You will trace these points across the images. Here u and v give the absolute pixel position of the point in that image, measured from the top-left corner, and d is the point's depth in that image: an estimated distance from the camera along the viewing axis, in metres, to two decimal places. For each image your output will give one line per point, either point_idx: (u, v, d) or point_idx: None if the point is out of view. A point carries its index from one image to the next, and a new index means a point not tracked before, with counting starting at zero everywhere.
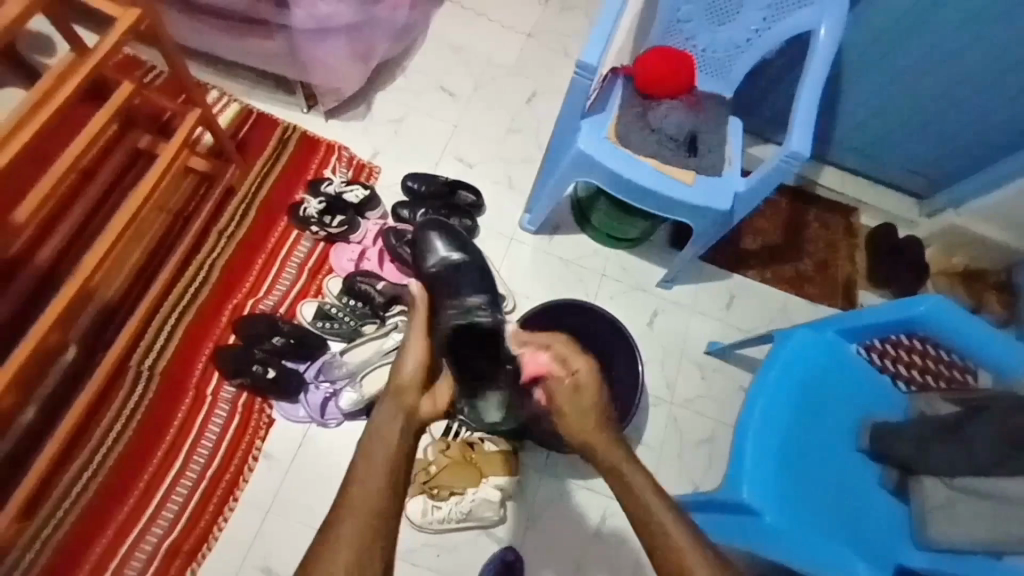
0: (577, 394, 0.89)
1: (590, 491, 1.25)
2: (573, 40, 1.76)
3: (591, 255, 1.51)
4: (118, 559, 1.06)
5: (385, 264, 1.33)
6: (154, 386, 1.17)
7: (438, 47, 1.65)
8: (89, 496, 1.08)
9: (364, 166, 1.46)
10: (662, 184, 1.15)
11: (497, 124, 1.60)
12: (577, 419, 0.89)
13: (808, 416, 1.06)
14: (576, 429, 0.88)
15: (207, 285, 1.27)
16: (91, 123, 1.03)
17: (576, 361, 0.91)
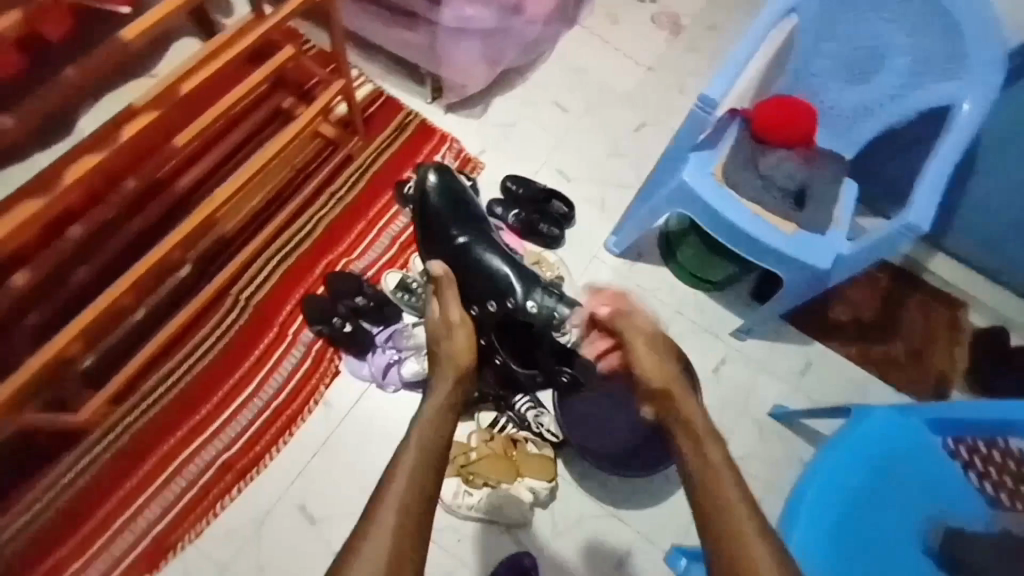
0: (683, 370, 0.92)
1: (618, 520, 1.23)
2: (692, 80, 1.79)
3: (669, 289, 1.50)
4: (180, 460, 1.16)
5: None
6: (246, 315, 1.28)
7: (561, 65, 1.73)
8: (171, 397, 1.20)
9: (469, 160, 1.54)
10: (759, 231, 1.14)
11: (601, 146, 1.64)
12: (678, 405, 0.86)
13: (880, 492, 0.99)
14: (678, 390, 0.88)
15: (310, 238, 1.38)
16: (255, 75, 1.18)
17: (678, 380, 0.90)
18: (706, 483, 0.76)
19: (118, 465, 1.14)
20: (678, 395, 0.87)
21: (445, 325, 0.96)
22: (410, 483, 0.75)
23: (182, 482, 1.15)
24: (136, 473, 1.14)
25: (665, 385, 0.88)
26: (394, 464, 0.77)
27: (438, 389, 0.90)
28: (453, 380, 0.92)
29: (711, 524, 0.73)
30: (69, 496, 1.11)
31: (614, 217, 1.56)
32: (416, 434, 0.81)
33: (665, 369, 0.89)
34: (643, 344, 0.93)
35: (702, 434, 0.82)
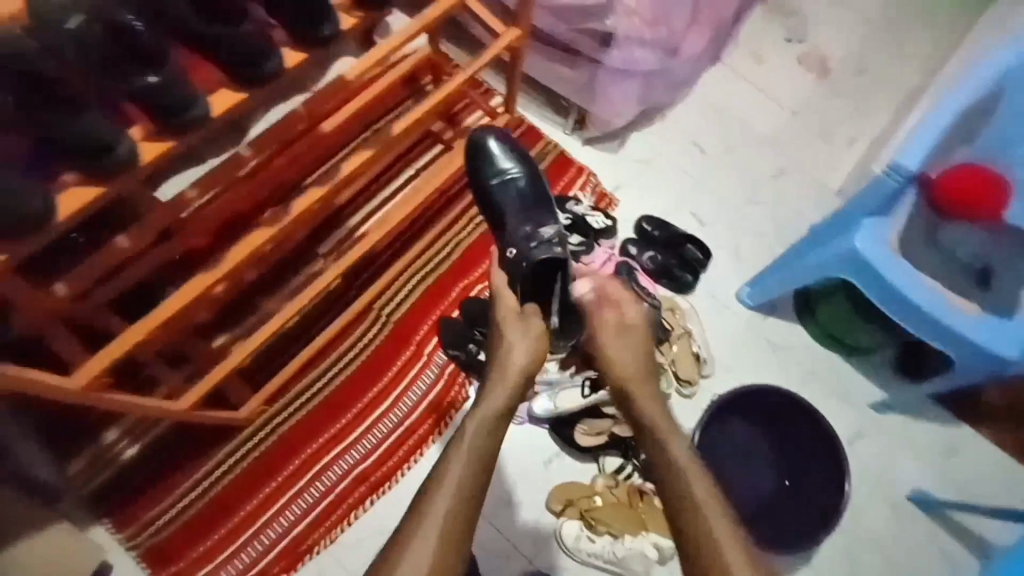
0: (641, 344, 0.99)
1: None
2: (838, 128, 1.70)
3: (803, 349, 1.42)
4: (320, 466, 1.23)
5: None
6: (385, 331, 1.33)
7: (701, 104, 1.69)
8: (314, 405, 1.26)
9: (605, 196, 1.53)
10: (938, 309, 1.06)
11: (738, 191, 1.59)
12: (641, 399, 0.93)
13: None
14: (629, 372, 0.95)
15: (447, 260, 1.41)
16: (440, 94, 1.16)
17: (630, 352, 0.97)
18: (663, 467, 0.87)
19: (264, 463, 1.21)
20: (641, 395, 0.94)
21: (521, 322, 0.97)
22: (445, 519, 0.80)
23: (322, 486, 1.21)
24: (281, 473, 1.21)
25: (630, 380, 0.95)
26: (437, 490, 0.82)
27: (494, 391, 0.91)
28: (509, 388, 0.91)
29: (671, 501, 0.84)
30: (222, 487, 1.19)
31: (748, 266, 1.51)
32: (468, 445, 0.86)
33: (626, 363, 0.95)
34: (616, 340, 0.98)
35: (648, 424, 0.91)
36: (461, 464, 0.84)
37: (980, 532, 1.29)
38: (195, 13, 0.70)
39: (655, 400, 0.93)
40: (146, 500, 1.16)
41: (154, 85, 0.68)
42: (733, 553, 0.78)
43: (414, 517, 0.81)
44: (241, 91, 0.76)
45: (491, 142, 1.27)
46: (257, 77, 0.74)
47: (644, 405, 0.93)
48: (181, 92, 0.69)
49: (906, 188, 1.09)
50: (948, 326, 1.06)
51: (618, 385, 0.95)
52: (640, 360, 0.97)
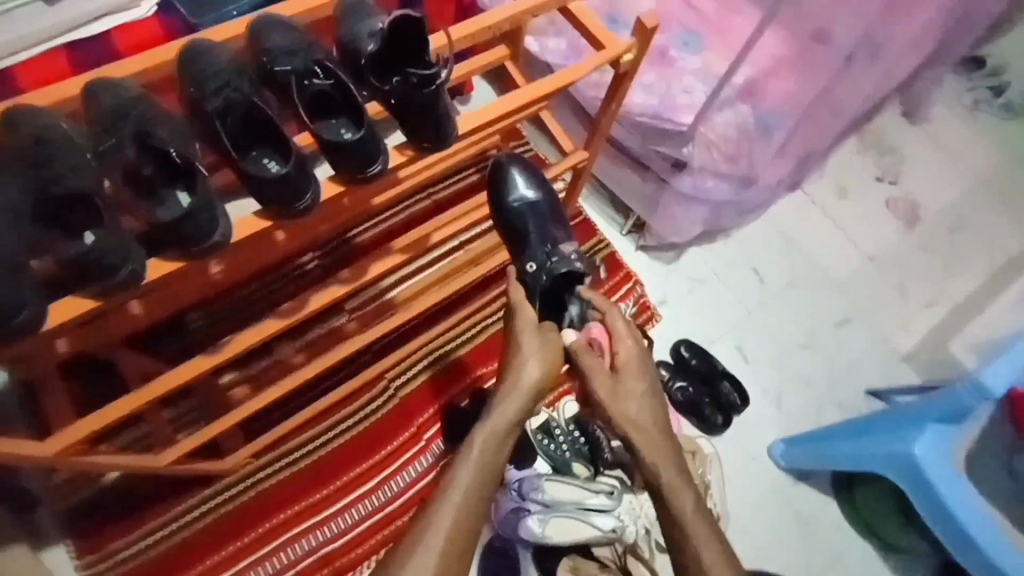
0: (631, 377, 0.86)
1: None
2: (917, 285, 1.57)
3: (832, 530, 1.28)
4: (289, 535, 1.18)
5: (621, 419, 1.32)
6: (389, 405, 1.28)
7: (772, 230, 1.58)
8: (300, 468, 1.22)
9: (648, 309, 1.44)
10: (998, 549, 0.97)
11: (792, 332, 1.48)
12: (648, 448, 0.83)
13: None
14: (629, 417, 0.84)
15: (469, 343, 1.35)
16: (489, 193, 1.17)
17: (632, 382, 0.86)
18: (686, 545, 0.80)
19: (234, 520, 1.17)
20: (648, 448, 0.83)
21: (539, 332, 0.87)
22: (444, 549, 0.75)
23: (289, 556, 1.17)
24: (252, 532, 1.17)
25: (635, 431, 0.84)
26: (437, 520, 0.77)
27: (503, 409, 0.83)
28: (516, 415, 0.83)
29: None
30: (189, 534, 1.15)
31: (788, 418, 1.39)
32: (469, 472, 0.80)
33: (631, 412, 0.84)
34: (617, 383, 0.86)
35: (666, 489, 0.82)
36: (469, 478, 0.79)
37: None
38: (238, 135, 0.67)
39: (665, 458, 0.84)
40: (113, 530, 1.12)
41: (181, 204, 0.63)
42: None
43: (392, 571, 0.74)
44: (267, 218, 0.68)
45: (516, 171, 1.12)
46: (289, 210, 0.65)
47: (648, 459, 0.83)
48: (203, 223, 0.60)
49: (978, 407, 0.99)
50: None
51: (622, 436, 0.84)
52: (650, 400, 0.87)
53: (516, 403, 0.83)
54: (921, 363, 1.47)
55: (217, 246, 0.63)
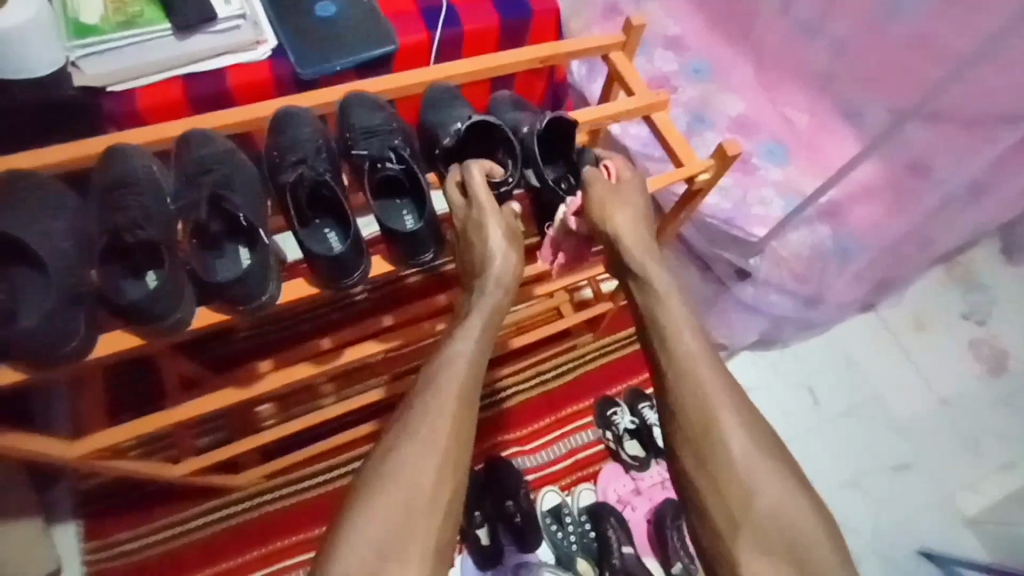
0: (625, 193, 0.81)
1: None
2: (995, 443, 1.41)
3: None
4: (282, 565, 1.17)
5: (639, 527, 1.23)
6: None
7: (835, 350, 1.48)
8: (305, 498, 1.21)
9: None
10: None
11: (841, 465, 1.36)
12: (640, 255, 0.79)
13: None
14: (630, 229, 0.79)
15: (494, 405, 1.28)
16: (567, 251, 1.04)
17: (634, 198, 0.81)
18: (681, 386, 0.76)
19: (232, 537, 1.17)
20: (645, 259, 0.79)
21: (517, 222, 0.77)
22: (444, 440, 0.70)
23: None
24: (246, 552, 1.16)
25: (632, 240, 0.79)
26: (434, 403, 0.70)
27: (507, 260, 0.74)
28: (509, 285, 0.75)
29: (681, 436, 0.76)
30: (187, 541, 1.15)
31: None
32: (466, 352, 0.72)
33: (624, 216, 0.79)
34: (615, 203, 0.79)
35: (658, 306, 0.78)
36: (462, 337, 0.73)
37: None
38: (303, 205, 0.70)
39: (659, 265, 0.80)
40: (121, 520, 1.15)
41: (241, 260, 0.68)
42: (736, 446, 0.74)
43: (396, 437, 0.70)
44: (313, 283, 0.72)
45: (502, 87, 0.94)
46: (337, 285, 0.69)
47: (646, 272, 0.79)
48: (253, 284, 0.64)
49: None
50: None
51: (610, 236, 0.79)
52: (642, 210, 0.81)
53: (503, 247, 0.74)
54: (986, 532, 1.31)
55: (261, 303, 0.67)
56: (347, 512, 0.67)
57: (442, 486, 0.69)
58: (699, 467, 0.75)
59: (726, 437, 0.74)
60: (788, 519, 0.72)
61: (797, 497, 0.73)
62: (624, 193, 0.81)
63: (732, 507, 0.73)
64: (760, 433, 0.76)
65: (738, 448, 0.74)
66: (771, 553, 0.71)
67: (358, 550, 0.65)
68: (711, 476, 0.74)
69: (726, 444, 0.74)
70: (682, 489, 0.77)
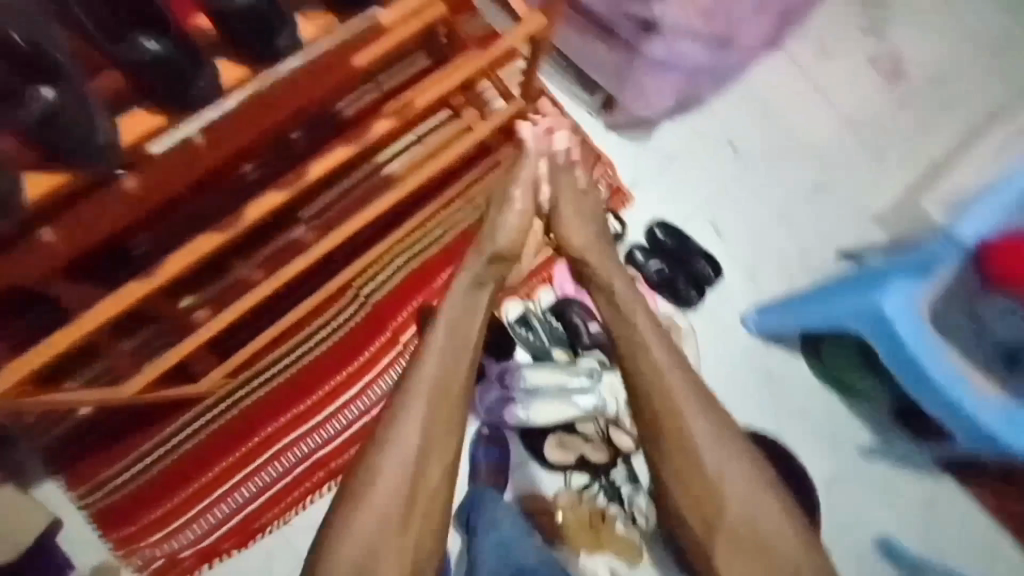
0: (575, 211, 1.16)
1: None
2: (895, 143, 1.52)
3: (802, 385, 1.34)
4: (280, 446, 1.19)
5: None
6: (361, 314, 1.26)
7: (748, 96, 1.49)
8: (278, 383, 1.21)
9: (620, 192, 1.38)
10: (950, 383, 1.02)
11: (767, 203, 1.45)
12: (585, 257, 1.13)
13: None
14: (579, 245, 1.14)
15: (436, 244, 1.32)
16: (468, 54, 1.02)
17: (581, 220, 1.16)
18: (659, 401, 0.97)
19: (221, 439, 1.17)
20: (593, 266, 1.12)
21: (513, 217, 1.13)
22: (422, 420, 0.94)
23: (281, 466, 1.18)
24: (241, 447, 1.18)
25: (584, 252, 1.13)
26: (413, 395, 0.96)
27: (472, 289, 1.08)
28: (478, 311, 1.06)
29: (660, 448, 0.96)
30: (176, 458, 1.15)
31: (763, 288, 1.39)
32: (427, 383, 0.97)
33: (580, 237, 1.14)
34: (573, 219, 1.15)
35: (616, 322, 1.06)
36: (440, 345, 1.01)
37: None
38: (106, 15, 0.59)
39: (610, 269, 1.12)
40: (99, 460, 1.13)
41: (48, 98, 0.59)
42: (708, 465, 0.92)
43: (392, 422, 0.95)
44: (158, 112, 0.67)
45: None
46: (186, 108, 0.66)
47: (597, 279, 1.11)
48: (81, 131, 0.61)
49: (953, 267, 1.05)
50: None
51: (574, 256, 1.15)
52: (584, 222, 1.16)
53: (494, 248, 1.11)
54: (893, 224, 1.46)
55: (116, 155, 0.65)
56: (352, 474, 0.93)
57: (412, 478, 0.91)
58: (679, 485, 0.93)
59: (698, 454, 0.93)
60: (757, 529, 0.89)
61: (762, 500, 0.91)
62: (574, 216, 1.16)
63: (706, 513, 0.91)
64: (722, 447, 0.94)
65: (710, 463, 0.92)
66: (745, 553, 0.88)
67: (355, 512, 0.89)
68: (686, 483, 0.93)
69: (700, 465, 0.92)
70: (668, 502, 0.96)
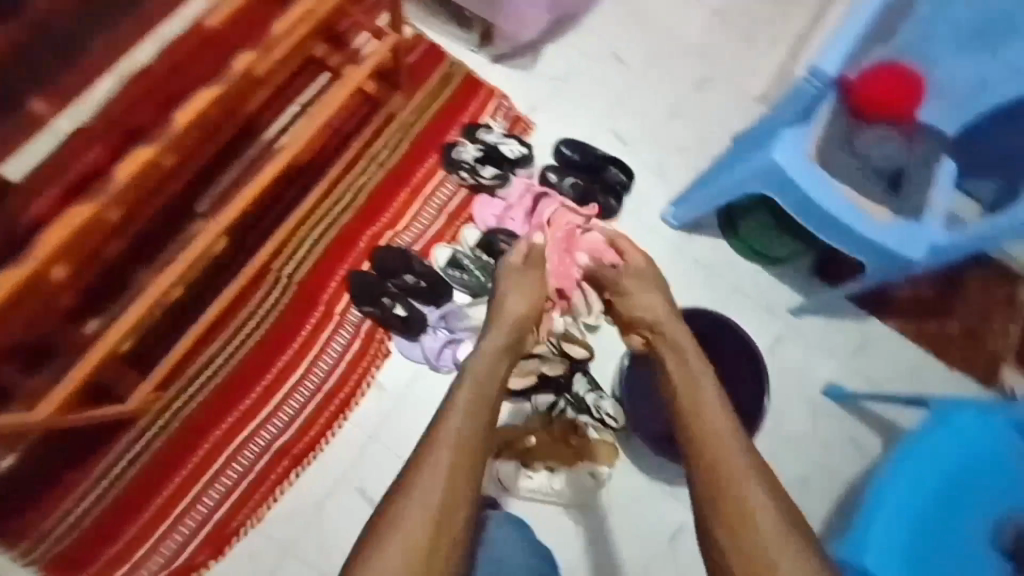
0: (637, 281, 1.06)
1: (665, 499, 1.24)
2: (761, 27, 1.61)
3: (728, 263, 1.41)
4: (234, 446, 1.13)
5: (562, 263, 1.19)
6: (288, 295, 1.21)
7: (619, 8, 1.54)
8: (216, 384, 1.14)
9: (520, 120, 1.40)
10: (849, 216, 1.07)
11: (660, 104, 1.50)
12: (640, 313, 1.02)
13: (964, 490, 0.96)
14: (637, 310, 1.02)
15: (350, 209, 1.28)
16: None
17: (628, 284, 1.07)
18: (705, 468, 0.78)
19: (168, 455, 1.10)
20: (660, 326, 0.98)
21: (526, 273, 1.07)
22: (452, 462, 0.77)
23: (240, 466, 1.12)
24: (191, 459, 1.11)
25: (655, 320, 0.99)
26: (442, 442, 0.78)
27: (495, 333, 0.98)
28: (498, 344, 0.96)
29: (703, 487, 0.77)
30: (123, 487, 1.08)
31: (674, 183, 1.45)
32: (454, 435, 0.79)
33: (641, 302, 1.02)
34: (638, 289, 1.05)
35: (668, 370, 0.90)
36: (477, 371, 0.89)
37: (893, 420, 1.37)
38: None
39: (662, 311, 1.00)
40: (38, 509, 1.04)
41: None
42: (762, 518, 0.73)
43: (415, 462, 0.78)
44: None
45: None
46: None
47: (666, 334, 0.96)
48: None
49: (826, 107, 1.09)
50: (992, 520, 0.97)
51: (625, 311, 1.04)
52: (652, 291, 1.04)
53: (529, 298, 1.03)
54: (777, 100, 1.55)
55: None
56: (358, 540, 0.74)
57: (434, 536, 0.72)
58: (719, 535, 0.74)
59: (752, 506, 0.73)
60: None
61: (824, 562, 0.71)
62: (635, 284, 1.06)
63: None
64: (783, 500, 0.75)
65: (766, 522, 0.72)
66: None
67: None
68: (738, 548, 0.72)
69: (750, 518, 0.73)
70: (705, 554, 0.75)
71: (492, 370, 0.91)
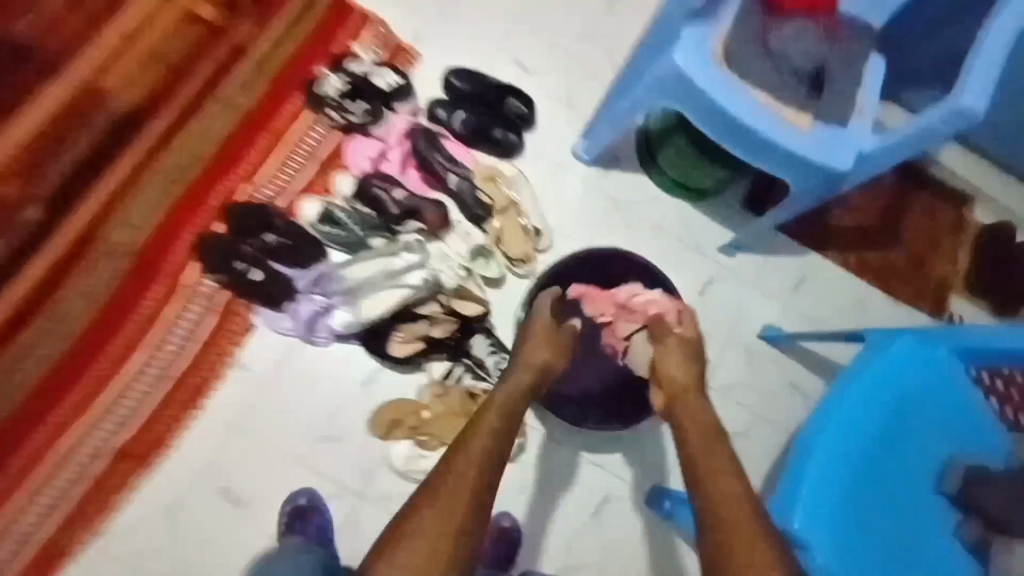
0: (681, 346, 0.93)
1: (587, 469, 1.11)
2: None
3: (649, 201, 1.25)
4: (63, 448, 0.96)
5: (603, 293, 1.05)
6: (121, 267, 1.02)
7: None
8: (35, 378, 0.97)
9: (400, 49, 1.18)
10: (763, 123, 0.92)
11: (569, 23, 1.29)
12: (677, 381, 0.90)
13: (903, 429, 0.84)
14: (674, 378, 0.90)
15: (196, 160, 1.07)
16: None
17: (667, 338, 0.94)
18: (707, 519, 0.71)
19: None
20: (682, 394, 0.88)
21: (562, 330, 0.97)
22: (449, 507, 0.69)
23: (73, 470, 0.96)
24: (10, 467, 0.94)
25: (684, 390, 0.89)
26: (446, 485, 0.71)
27: (513, 378, 0.88)
28: (525, 392, 0.86)
29: (717, 554, 0.68)
30: None
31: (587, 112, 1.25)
32: (457, 483, 0.71)
33: (677, 369, 0.91)
34: (682, 349, 0.93)
35: (694, 444, 0.80)
36: (493, 413, 0.81)
37: (836, 359, 1.26)
38: None
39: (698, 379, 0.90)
40: None
41: None
42: None
43: (411, 511, 0.70)
44: None
45: None
46: None
47: (689, 399, 0.87)
48: None
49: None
50: (937, 460, 0.85)
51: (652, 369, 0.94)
52: (692, 364, 0.92)
53: (552, 350, 0.93)
54: None
55: None
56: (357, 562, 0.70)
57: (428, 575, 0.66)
58: None
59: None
60: None
61: None
62: (671, 349, 0.93)
63: None
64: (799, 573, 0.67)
65: None
66: None
67: None
68: None
69: None
70: None
71: (509, 413, 0.82)
